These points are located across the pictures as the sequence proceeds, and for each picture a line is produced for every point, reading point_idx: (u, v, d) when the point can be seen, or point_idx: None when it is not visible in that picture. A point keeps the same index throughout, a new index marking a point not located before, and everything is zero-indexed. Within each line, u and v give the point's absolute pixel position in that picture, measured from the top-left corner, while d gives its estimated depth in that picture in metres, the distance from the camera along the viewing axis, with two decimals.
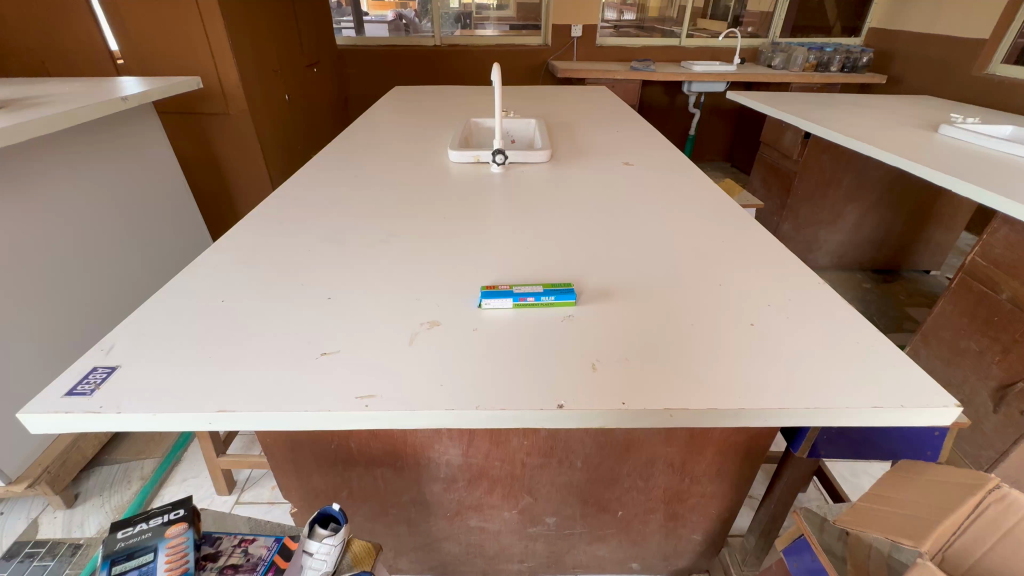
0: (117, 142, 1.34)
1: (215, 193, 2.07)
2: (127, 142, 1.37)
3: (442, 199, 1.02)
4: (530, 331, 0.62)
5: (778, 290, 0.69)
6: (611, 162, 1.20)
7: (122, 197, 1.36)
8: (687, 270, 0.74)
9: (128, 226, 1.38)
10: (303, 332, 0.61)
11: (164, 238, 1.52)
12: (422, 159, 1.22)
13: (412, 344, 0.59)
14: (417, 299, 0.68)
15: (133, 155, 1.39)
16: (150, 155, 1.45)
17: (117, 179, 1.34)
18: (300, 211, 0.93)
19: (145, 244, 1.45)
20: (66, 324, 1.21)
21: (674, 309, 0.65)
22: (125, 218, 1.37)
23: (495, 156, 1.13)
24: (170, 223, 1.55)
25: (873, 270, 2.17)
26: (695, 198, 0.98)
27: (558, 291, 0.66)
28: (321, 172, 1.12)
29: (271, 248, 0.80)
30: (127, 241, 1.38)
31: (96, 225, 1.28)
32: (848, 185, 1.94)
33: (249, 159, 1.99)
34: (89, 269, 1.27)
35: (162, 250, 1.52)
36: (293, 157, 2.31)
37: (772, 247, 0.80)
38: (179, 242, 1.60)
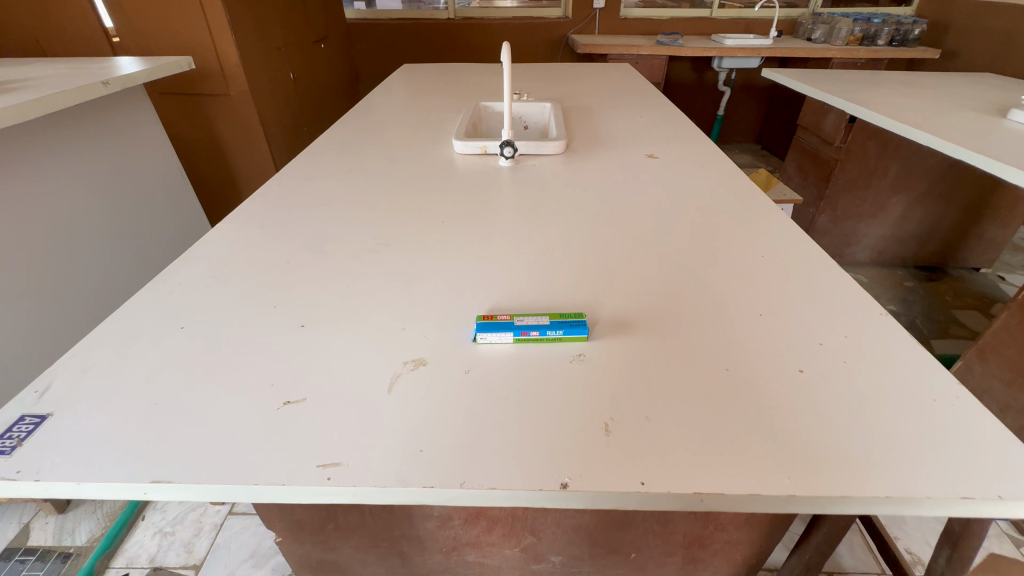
0: (105, 128, 1.25)
1: (218, 177, 2.00)
2: (116, 128, 1.28)
3: (443, 197, 0.91)
4: (532, 374, 0.52)
5: (829, 324, 0.58)
6: (633, 154, 1.07)
7: (113, 188, 1.29)
8: (720, 295, 0.63)
9: (119, 218, 1.31)
10: (267, 371, 0.52)
11: (158, 228, 1.46)
12: (424, 150, 1.11)
13: (391, 392, 0.50)
14: (403, 328, 0.58)
15: (124, 142, 1.31)
16: (141, 141, 1.36)
17: (108, 168, 1.27)
18: (285, 213, 0.84)
19: (139, 236, 1.38)
20: (56, 322, 1.17)
21: (704, 348, 0.55)
22: (115, 209, 1.30)
23: (503, 149, 1.02)
24: (164, 212, 1.48)
25: (916, 267, 2.00)
26: (729, 201, 0.85)
27: (568, 323, 0.56)
28: (313, 166, 1.03)
29: (246, 259, 0.72)
30: (119, 233, 1.32)
31: (85, 218, 1.21)
32: (895, 174, 1.76)
33: (251, 142, 1.91)
34: (78, 264, 1.21)
35: (155, 240, 1.46)
36: (298, 139, 2.21)
37: (822, 265, 0.68)
38: (176, 231, 1.54)
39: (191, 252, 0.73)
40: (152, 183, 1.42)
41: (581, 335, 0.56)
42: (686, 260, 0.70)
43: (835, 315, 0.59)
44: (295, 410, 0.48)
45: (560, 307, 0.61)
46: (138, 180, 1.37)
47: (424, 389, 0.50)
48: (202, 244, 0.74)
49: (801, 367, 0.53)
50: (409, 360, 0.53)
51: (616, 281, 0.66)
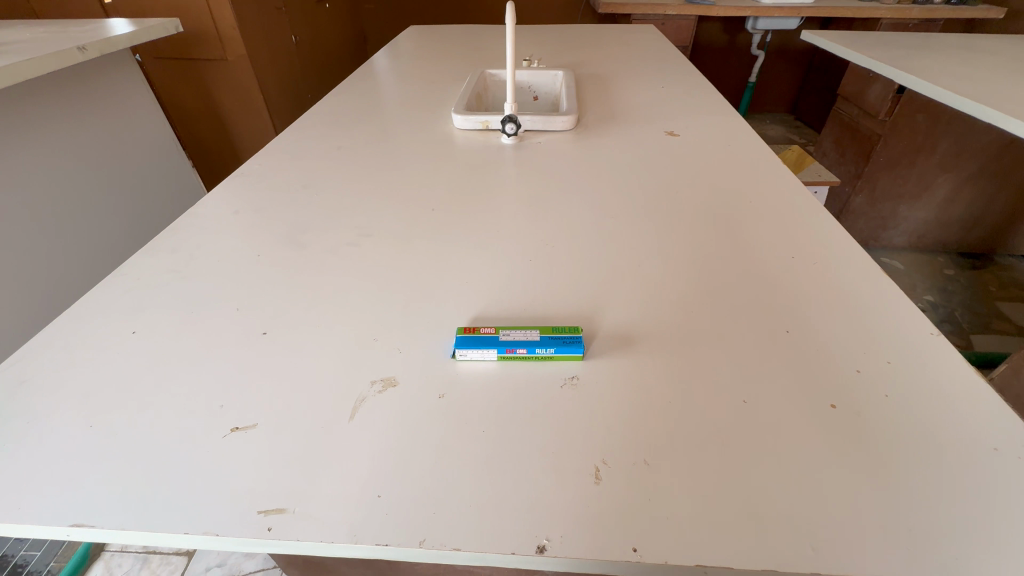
0: (89, 98, 1.19)
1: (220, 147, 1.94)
2: (102, 99, 1.22)
3: (436, 179, 0.83)
4: (516, 401, 0.45)
5: (868, 348, 0.49)
6: (651, 130, 0.96)
7: (100, 160, 1.24)
8: (739, 308, 0.54)
9: (109, 191, 1.27)
10: (218, 390, 0.47)
11: (149, 199, 1.42)
12: (422, 125, 1.02)
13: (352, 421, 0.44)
14: (375, 338, 0.52)
15: (111, 112, 1.25)
16: (130, 111, 1.30)
17: (94, 140, 1.21)
18: (263, 197, 0.77)
19: (129, 209, 1.34)
20: (48, 301, 1.15)
21: (716, 375, 0.47)
22: (104, 183, 1.25)
23: (505, 125, 0.92)
24: (156, 182, 1.43)
25: (958, 253, 1.85)
26: (757, 189, 0.75)
27: (561, 341, 0.49)
28: (300, 142, 0.95)
29: (214, 251, 0.65)
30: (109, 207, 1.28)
31: (71, 193, 1.17)
32: (944, 152, 1.59)
33: (251, 109, 1.83)
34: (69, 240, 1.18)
35: (149, 212, 1.42)
36: (300, 104, 2.13)
37: (862, 272, 0.59)
38: (168, 204, 1.49)
39: (156, 241, 0.67)
40: (140, 154, 1.36)
41: (575, 356, 0.49)
42: (703, 262, 0.61)
43: (875, 336, 0.51)
44: (243, 439, 0.43)
45: (554, 317, 0.54)
46: (127, 151, 1.31)
47: (390, 418, 0.44)
48: (170, 233, 0.68)
49: (833, 403, 0.45)
50: (377, 381, 0.47)
51: (620, 286, 0.58)
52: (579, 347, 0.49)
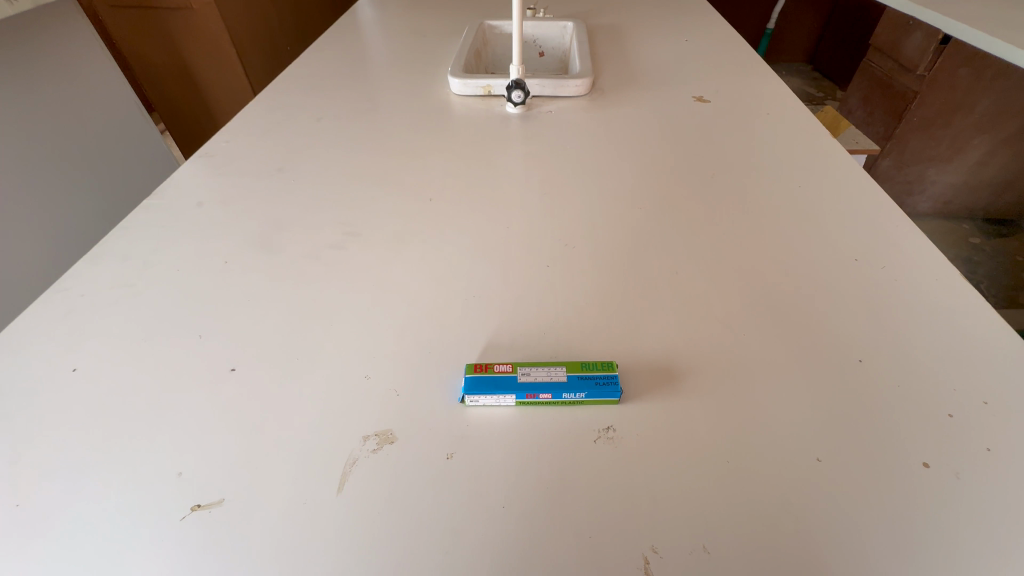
0: (35, 62, 1.03)
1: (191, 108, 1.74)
2: (49, 62, 1.06)
3: (432, 159, 0.71)
4: (541, 464, 0.38)
5: (957, 385, 0.42)
6: (677, 96, 0.84)
7: (61, 131, 1.10)
8: (798, 332, 0.46)
9: (80, 168, 1.15)
10: (178, 449, 0.39)
11: (127, 172, 1.29)
12: (413, 90, 0.89)
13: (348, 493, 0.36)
14: (367, 376, 0.43)
15: (63, 77, 1.10)
16: (86, 76, 1.15)
17: (50, 112, 1.07)
18: (231, 185, 0.66)
19: (103, 186, 1.22)
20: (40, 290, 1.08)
21: (777, 425, 0.40)
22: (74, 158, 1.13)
23: (511, 92, 0.79)
24: (130, 152, 1.30)
25: (984, 219, 1.75)
26: (807, 173, 0.65)
27: (594, 384, 0.40)
28: (274, 114, 0.82)
29: (174, 256, 0.55)
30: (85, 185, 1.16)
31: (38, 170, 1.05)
32: (985, 110, 1.45)
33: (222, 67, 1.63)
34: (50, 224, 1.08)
35: (128, 186, 1.30)
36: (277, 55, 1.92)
37: (938, 283, 0.50)
38: (148, 174, 1.37)
39: (103, 245, 0.56)
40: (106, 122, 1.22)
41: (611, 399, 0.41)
42: (751, 270, 0.52)
43: (963, 367, 0.43)
44: (208, 520, 0.35)
45: (580, 346, 0.45)
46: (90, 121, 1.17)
47: (391, 488, 0.36)
48: (121, 233, 0.58)
49: (922, 461, 0.37)
50: (371, 435, 0.39)
51: (654, 303, 0.49)
52: (616, 390, 0.40)
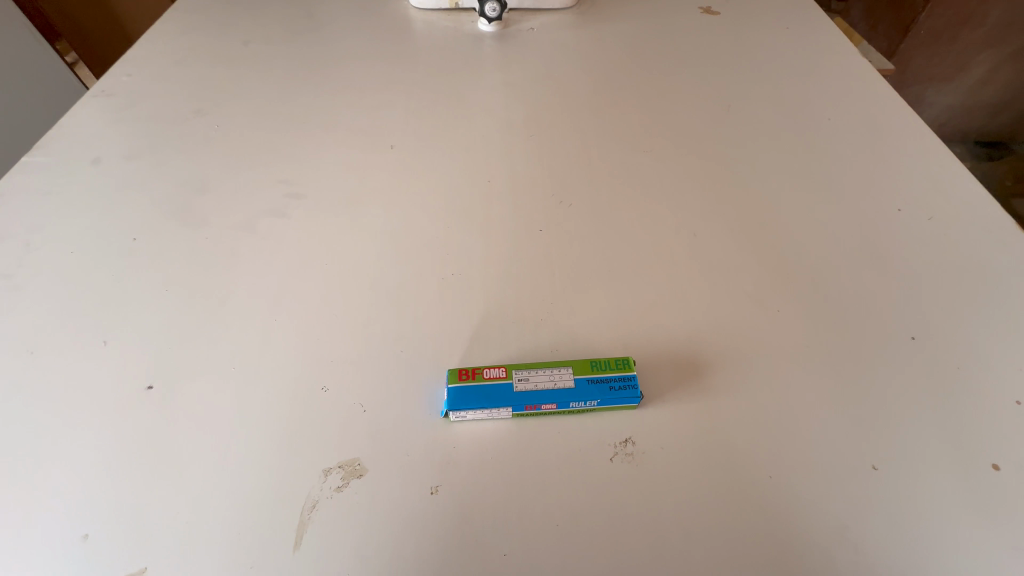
0: None
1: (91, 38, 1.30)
2: None
3: (391, 92, 0.58)
4: (545, 492, 0.31)
5: (1021, 365, 0.36)
6: (681, 7, 0.70)
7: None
8: (838, 306, 0.39)
9: None
10: (87, 501, 0.31)
11: None
12: (362, 5, 0.72)
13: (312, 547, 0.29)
14: (325, 389, 0.35)
15: None
16: None
17: None
18: (139, 134, 0.53)
19: None
20: None
21: (821, 423, 0.34)
22: None
23: (483, 5, 0.64)
24: None
25: (978, 142, 1.68)
26: (835, 105, 0.55)
27: (609, 389, 0.33)
28: (188, 39, 0.66)
29: (66, 232, 0.44)
30: None
31: None
32: (997, 20, 1.33)
33: None
34: None
35: None
36: None
37: (990, 239, 0.43)
38: None
39: None
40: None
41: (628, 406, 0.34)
42: (778, 228, 0.45)
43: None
44: None
45: (586, 335, 0.38)
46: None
47: (363, 536, 0.29)
48: None
49: (990, 463, 0.32)
50: (333, 468, 0.32)
51: (672, 276, 0.41)
52: (636, 395, 0.33)
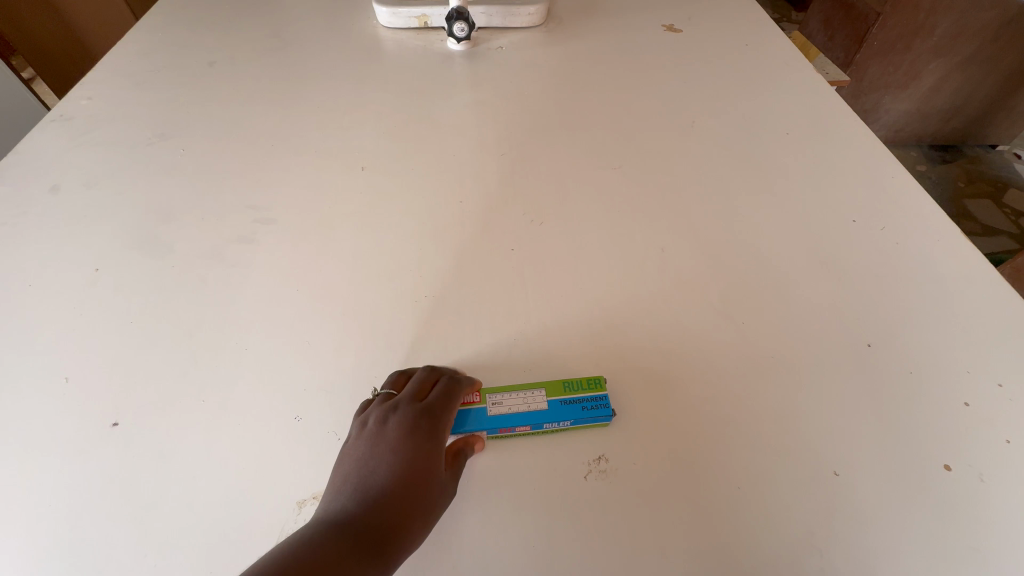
0: None
1: (53, 56, 1.24)
2: None
3: (361, 113, 0.58)
4: (523, 512, 0.32)
5: (970, 368, 0.38)
6: (645, 26, 0.72)
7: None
8: (799, 317, 0.41)
9: None
10: (52, 548, 0.30)
11: None
12: (331, 24, 0.72)
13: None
14: (298, 419, 0.35)
15: None
16: None
17: None
18: (100, 161, 0.52)
19: None
20: None
21: (785, 432, 0.35)
22: None
23: (452, 25, 0.65)
24: None
25: (931, 146, 1.76)
26: (792, 120, 0.58)
27: (581, 409, 0.35)
28: (151, 61, 0.65)
29: (23, 264, 0.43)
30: None
31: None
32: (944, 31, 1.40)
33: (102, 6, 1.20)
34: None
35: None
36: None
37: (937, 246, 0.46)
38: None
39: None
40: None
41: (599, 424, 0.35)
42: (741, 242, 0.46)
43: (973, 343, 0.39)
44: None
45: (561, 354, 0.39)
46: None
47: None
48: None
49: (943, 464, 0.34)
50: (308, 500, 0.31)
51: (641, 292, 0.43)
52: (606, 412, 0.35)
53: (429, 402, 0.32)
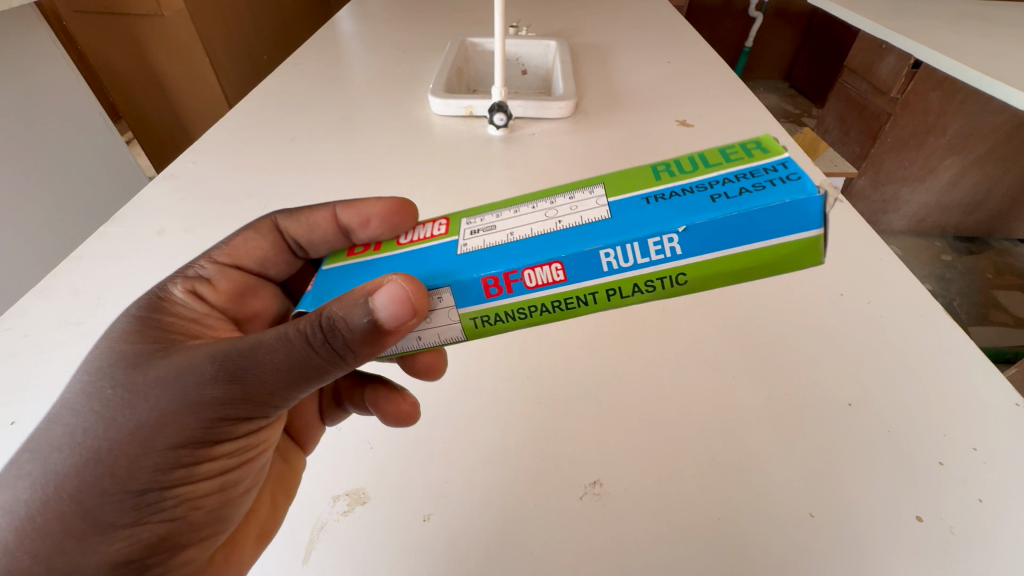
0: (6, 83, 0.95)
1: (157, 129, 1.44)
2: (24, 83, 0.98)
3: (410, 184, 0.69)
4: (528, 522, 0.37)
5: (946, 432, 0.41)
6: (660, 119, 0.83)
7: (24, 150, 0.98)
8: (788, 375, 0.45)
9: (54, 191, 1.05)
10: None
11: (98, 194, 1.18)
12: (393, 110, 0.87)
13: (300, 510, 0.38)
14: (368, 442, 0.42)
15: (33, 97, 1.00)
16: (54, 93, 1.04)
17: (23, 134, 0.98)
18: (199, 211, 0.63)
19: (77, 210, 1.12)
20: None
21: (770, 479, 0.39)
22: (48, 181, 1.03)
23: (493, 115, 0.78)
24: (102, 173, 1.19)
25: (955, 236, 1.78)
26: None
27: (712, 201, 0.30)
28: (245, 135, 0.79)
29: (132, 288, 0.52)
30: (60, 209, 1.06)
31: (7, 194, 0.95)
32: (956, 131, 1.47)
33: (201, 92, 1.39)
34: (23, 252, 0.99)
35: (102, 208, 1.20)
36: (263, 60, 1.64)
37: (918, 318, 0.50)
38: (120, 195, 1.26)
39: (52, 279, 0.53)
40: (74, 144, 1.10)
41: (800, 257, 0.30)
42: (738, 306, 0.52)
43: (953, 409, 0.42)
44: None
45: (566, 393, 0.45)
46: (55, 137, 1.05)
47: (365, 554, 0.35)
48: (71, 266, 0.55)
49: (916, 515, 0.36)
50: (342, 496, 0.38)
51: (642, 345, 0.48)
52: (763, 188, 0.29)
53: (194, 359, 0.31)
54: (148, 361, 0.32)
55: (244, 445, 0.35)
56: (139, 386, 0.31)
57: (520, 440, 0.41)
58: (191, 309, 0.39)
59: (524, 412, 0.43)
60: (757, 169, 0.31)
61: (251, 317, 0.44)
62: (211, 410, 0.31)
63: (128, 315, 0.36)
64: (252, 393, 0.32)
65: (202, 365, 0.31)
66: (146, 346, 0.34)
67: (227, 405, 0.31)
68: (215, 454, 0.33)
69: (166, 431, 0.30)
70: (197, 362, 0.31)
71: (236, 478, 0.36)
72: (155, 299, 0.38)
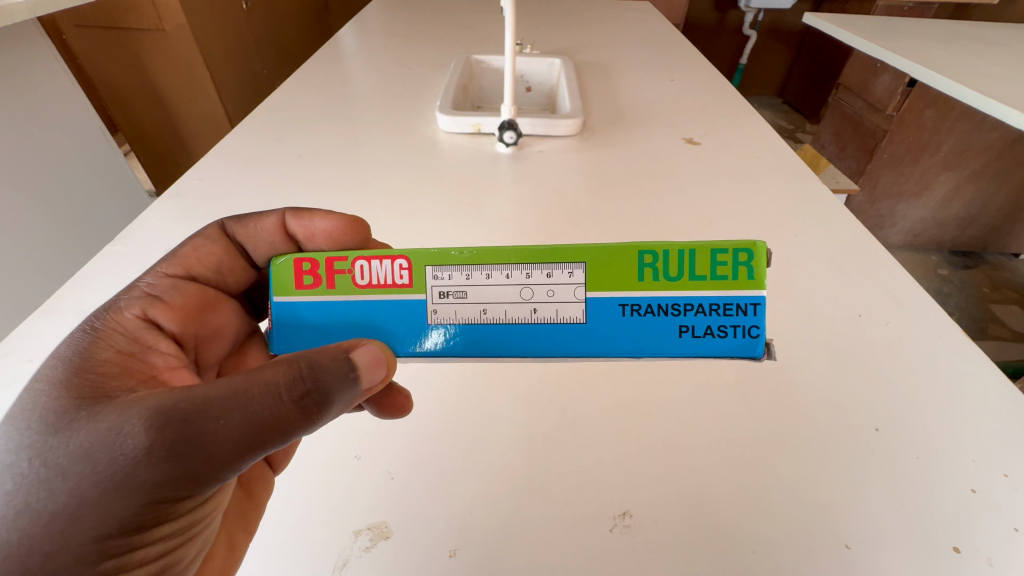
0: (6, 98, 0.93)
1: None
2: (24, 97, 0.97)
3: (421, 202, 0.68)
4: (557, 553, 0.36)
5: (975, 457, 0.40)
6: (668, 137, 0.84)
7: (23, 165, 0.97)
8: (814, 399, 0.45)
9: (52, 206, 1.03)
10: None
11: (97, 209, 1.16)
12: (400, 127, 0.86)
13: (320, 545, 0.36)
14: (388, 472, 0.41)
15: (34, 112, 0.99)
16: (54, 106, 1.03)
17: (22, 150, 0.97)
18: None
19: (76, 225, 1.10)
20: None
21: (804, 508, 0.38)
22: (45, 197, 1.01)
23: (503, 133, 0.78)
24: (101, 188, 1.17)
25: (950, 251, 1.80)
26: (800, 223, 0.65)
27: (677, 336, 0.37)
28: (252, 152, 0.78)
29: None
30: (57, 224, 1.04)
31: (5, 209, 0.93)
32: (950, 148, 1.50)
33: (200, 107, 1.38)
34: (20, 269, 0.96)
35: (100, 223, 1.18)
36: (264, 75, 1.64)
37: (937, 340, 0.50)
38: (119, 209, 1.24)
39: (56, 301, 0.52)
40: (74, 158, 1.09)
41: None
42: None
43: (979, 433, 0.42)
44: None
45: (587, 418, 0.44)
46: (55, 153, 1.04)
47: None
48: (77, 288, 0.53)
49: (953, 545, 0.36)
50: (363, 530, 0.37)
51: (661, 369, 0.48)
52: (724, 336, 0.37)
53: (124, 439, 0.30)
54: (75, 429, 0.31)
55: (187, 521, 0.34)
56: (62, 469, 0.30)
57: (544, 468, 0.41)
58: (134, 334, 0.38)
59: (545, 439, 0.42)
60: (733, 303, 0.37)
61: (212, 334, 0.45)
62: (141, 496, 0.30)
63: (53, 356, 0.34)
64: (191, 468, 0.30)
65: (131, 441, 0.30)
66: (66, 408, 0.31)
67: (161, 489, 0.30)
68: (151, 536, 0.32)
69: (97, 516, 0.29)
70: (126, 436, 0.30)
71: (178, 555, 0.34)
72: (89, 328, 0.37)
